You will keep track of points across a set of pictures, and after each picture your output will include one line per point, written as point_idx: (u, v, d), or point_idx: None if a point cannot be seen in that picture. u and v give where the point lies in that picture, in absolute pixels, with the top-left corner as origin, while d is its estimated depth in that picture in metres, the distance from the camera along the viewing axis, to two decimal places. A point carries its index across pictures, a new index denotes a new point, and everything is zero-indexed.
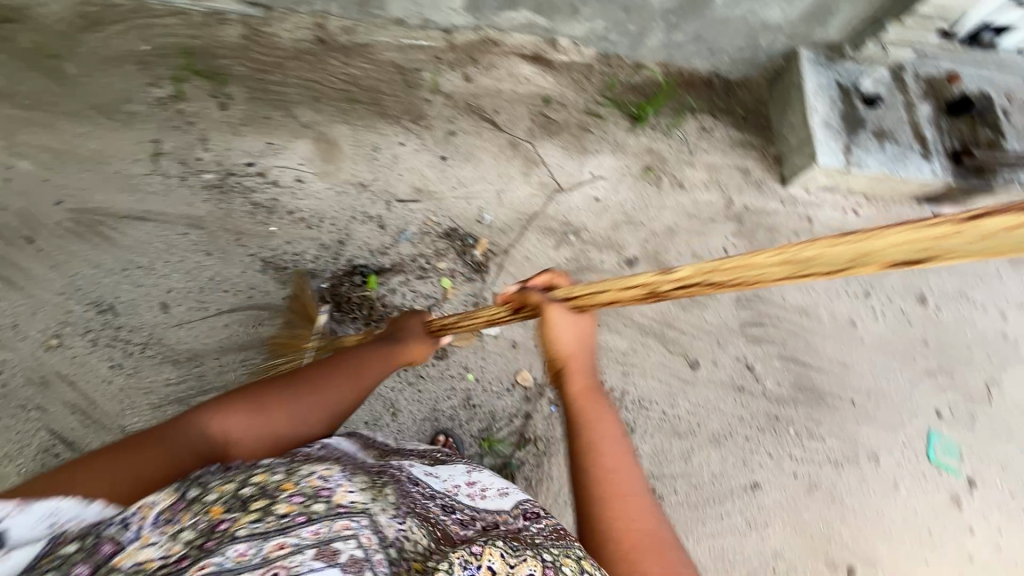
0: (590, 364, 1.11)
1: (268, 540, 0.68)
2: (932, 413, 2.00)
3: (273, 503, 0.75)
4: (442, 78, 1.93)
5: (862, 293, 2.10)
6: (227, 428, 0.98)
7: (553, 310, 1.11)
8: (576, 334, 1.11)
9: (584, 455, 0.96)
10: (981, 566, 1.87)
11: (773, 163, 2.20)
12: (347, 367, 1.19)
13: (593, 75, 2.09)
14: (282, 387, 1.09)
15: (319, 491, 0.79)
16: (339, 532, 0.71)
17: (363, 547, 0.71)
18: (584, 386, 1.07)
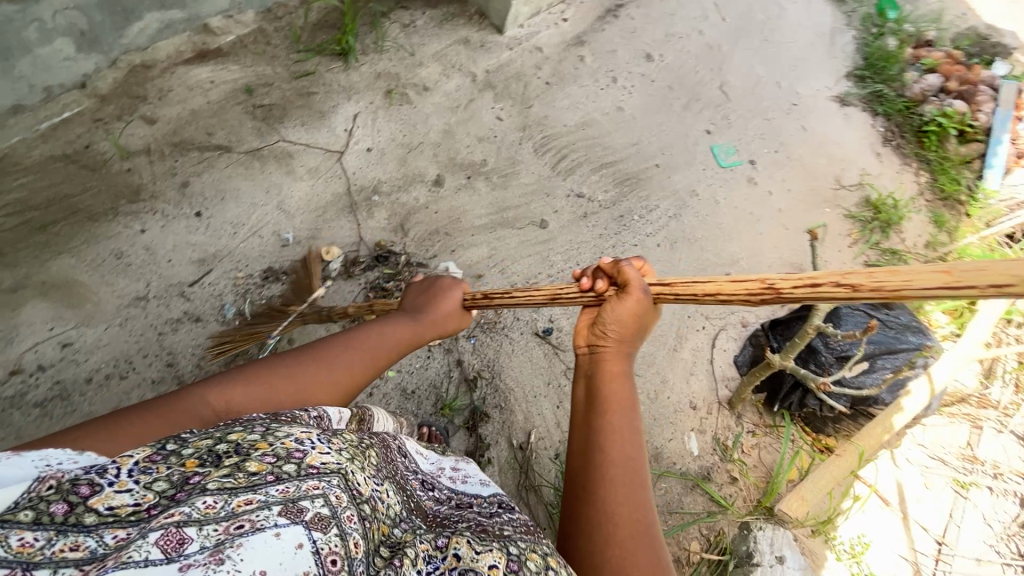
0: (631, 347, 0.94)
1: (237, 496, 0.49)
2: (705, 134, 2.45)
3: (244, 461, 0.53)
4: (123, 135, 1.60)
5: (611, 82, 2.38)
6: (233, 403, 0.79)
7: (636, 289, 0.93)
8: (640, 320, 0.93)
9: (599, 415, 0.84)
10: (792, 208, 2.43)
11: (482, 20, 2.26)
12: (329, 350, 0.96)
13: (273, 37, 1.88)
14: (294, 359, 0.91)
15: (294, 452, 0.56)
16: (307, 491, 0.52)
17: (333, 504, 0.53)
18: (617, 369, 0.90)
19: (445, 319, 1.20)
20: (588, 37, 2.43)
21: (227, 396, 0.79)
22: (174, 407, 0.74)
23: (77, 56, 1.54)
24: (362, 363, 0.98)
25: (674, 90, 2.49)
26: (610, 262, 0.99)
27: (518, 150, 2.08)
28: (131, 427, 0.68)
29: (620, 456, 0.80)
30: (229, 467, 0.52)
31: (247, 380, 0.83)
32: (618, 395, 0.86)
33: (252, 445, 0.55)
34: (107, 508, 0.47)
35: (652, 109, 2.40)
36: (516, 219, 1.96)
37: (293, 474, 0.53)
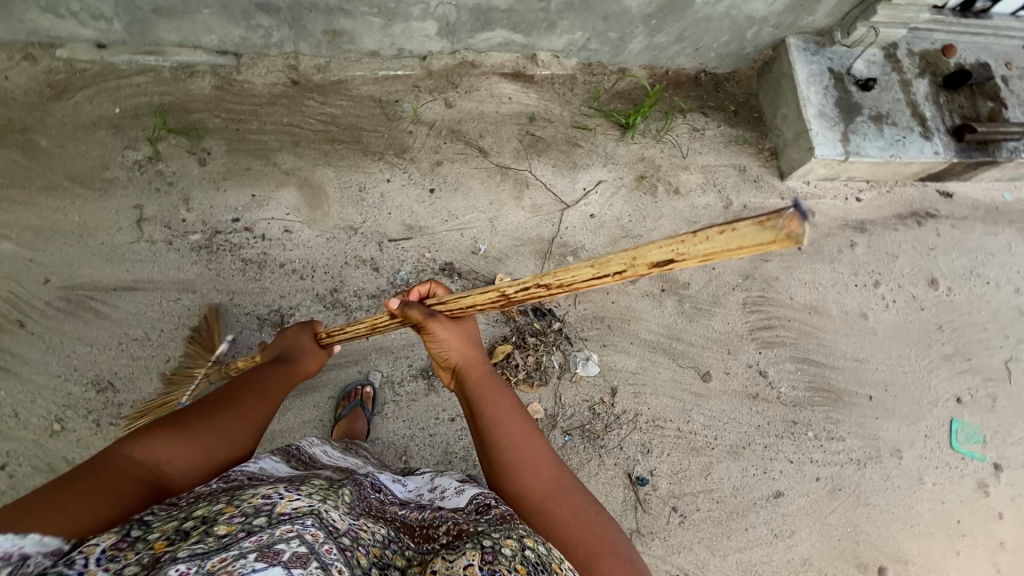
0: (477, 350, 1.10)
1: (208, 558, 0.60)
2: (953, 400, 1.97)
3: (212, 526, 0.67)
4: (423, 106, 1.88)
5: (870, 284, 2.06)
6: (154, 458, 0.83)
7: (433, 323, 1.08)
8: (460, 336, 1.10)
9: (488, 444, 0.95)
10: (1013, 550, 1.85)
11: (769, 158, 2.14)
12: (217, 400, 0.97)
13: (578, 86, 2.03)
14: (199, 411, 0.93)
15: (260, 506, 0.70)
16: (280, 535, 0.64)
17: (309, 543, 0.65)
18: (486, 379, 1.04)
19: (306, 358, 1.26)
20: (873, 228, 2.15)
21: (145, 451, 0.83)
22: (101, 472, 0.77)
23: (433, 38, 1.80)
24: (264, 408, 1.03)
25: (943, 333, 2.06)
26: (398, 304, 1.14)
27: (727, 294, 1.92)
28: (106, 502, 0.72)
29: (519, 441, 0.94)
30: (198, 535, 0.65)
31: (160, 433, 0.86)
32: (493, 411, 0.98)
33: (220, 511, 0.69)
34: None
35: (901, 337, 2.02)
36: (682, 355, 1.81)
37: (263, 525, 0.66)
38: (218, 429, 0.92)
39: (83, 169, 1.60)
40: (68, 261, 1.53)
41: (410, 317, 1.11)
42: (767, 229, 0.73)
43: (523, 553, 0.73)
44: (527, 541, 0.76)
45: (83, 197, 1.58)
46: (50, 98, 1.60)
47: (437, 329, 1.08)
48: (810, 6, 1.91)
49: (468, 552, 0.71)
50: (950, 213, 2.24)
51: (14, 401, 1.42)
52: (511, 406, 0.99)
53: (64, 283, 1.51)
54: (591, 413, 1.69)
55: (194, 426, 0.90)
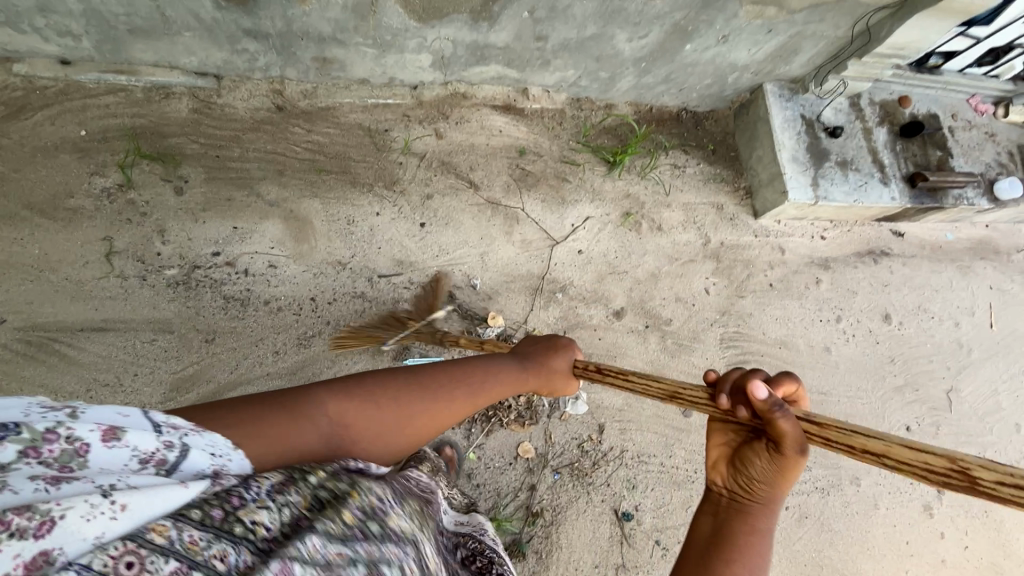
0: (782, 502, 0.87)
1: (332, 545, 0.60)
2: (902, 428, 2.15)
3: (341, 508, 0.65)
4: (414, 137, 1.84)
5: (834, 319, 2.20)
6: (347, 420, 0.85)
7: (790, 446, 0.86)
8: (755, 447, 0.95)
9: (708, 557, 0.80)
10: (953, 566, 2.04)
11: (745, 197, 2.24)
12: (417, 383, 0.96)
13: (566, 121, 2.05)
14: (398, 379, 0.94)
15: (376, 509, 0.69)
16: (387, 559, 0.65)
17: None
18: (757, 523, 0.84)
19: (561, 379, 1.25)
20: (836, 265, 2.28)
21: (343, 406, 0.86)
22: (305, 413, 0.81)
23: (426, 69, 1.77)
24: (465, 401, 1.01)
25: (895, 365, 2.23)
26: (765, 399, 0.87)
27: (705, 330, 2.01)
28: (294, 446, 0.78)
29: (755, 552, 0.81)
30: (331, 514, 0.64)
31: (361, 391, 0.89)
32: (750, 553, 0.81)
33: (348, 495, 0.68)
34: (250, 522, 0.59)
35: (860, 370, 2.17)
36: None
37: (376, 536, 0.66)
38: (409, 412, 0.92)
39: (44, 197, 1.47)
40: (27, 300, 1.42)
41: (756, 408, 0.89)
42: None
43: None
44: None
45: (44, 228, 1.46)
46: (6, 118, 1.47)
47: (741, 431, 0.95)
48: (786, 56, 1.99)
49: None
50: (901, 251, 2.41)
51: None
52: (762, 569, 0.80)
53: (22, 323, 1.41)
54: (580, 450, 1.73)
55: (386, 399, 0.90)
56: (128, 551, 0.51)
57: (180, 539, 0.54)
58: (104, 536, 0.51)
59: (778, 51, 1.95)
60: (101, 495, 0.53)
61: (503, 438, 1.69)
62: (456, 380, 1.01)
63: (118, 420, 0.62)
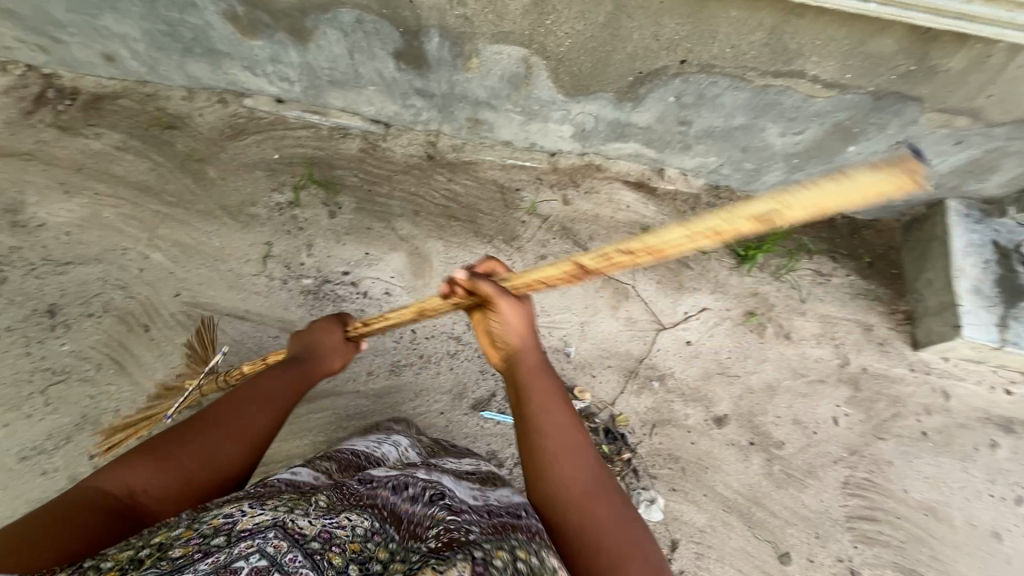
0: (535, 353, 1.06)
1: None
2: None
3: (167, 549, 0.67)
4: (541, 200, 1.92)
5: (1011, 499, 1.73)
6: (128, 482, 0.87)
7: (501, 301, 1.02)
8: (518, 316, 1.04)
9: (538, 460, 0.95)
10: None
11: (903, 322, 1.92)
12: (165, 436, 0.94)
13: (699, 206, 1.97)
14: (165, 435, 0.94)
15: (219, 526, 0.71)
16: (239, 552, 0.65)
17: (268, 556, 0.65)
18: (548, 403, 0.98)
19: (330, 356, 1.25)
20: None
21: (124, 477, 0.87)
22: (73, 506, 0.81)
23: (566, 139, 1.84)
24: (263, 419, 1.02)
25: None
26: (464, 276, 1.05)
27: (825, 466, 1.71)
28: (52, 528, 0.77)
29: (550, 418, 0.97)
30: (152, 560, 0.66)
31: (141, 462, 0.89)
32: (544, 425, 0.96)
33: (177, 534, 0.70)
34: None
35: None
36: (759, 524, 1.63)
37: (221, 544, 0.67)
38: (216, 438, 0.95)
39: (234, 202, 1.79)
40: (199, 281, 1.70)
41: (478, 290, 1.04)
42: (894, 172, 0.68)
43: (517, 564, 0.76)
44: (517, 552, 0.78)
45: (227, 227, 1.76)
46: (228, 137, 1.84)
47: (503, 310, 1.03)
48: (979, 172, 1.72)
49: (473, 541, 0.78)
50: None
51: (120, 399, 1.57)
52: (568, 424, 0.97)
53: (190, 299, 1.68)
54: None
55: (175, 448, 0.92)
56: None
57: None
58: None
59: (969, 166, 1.70)
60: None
61: None
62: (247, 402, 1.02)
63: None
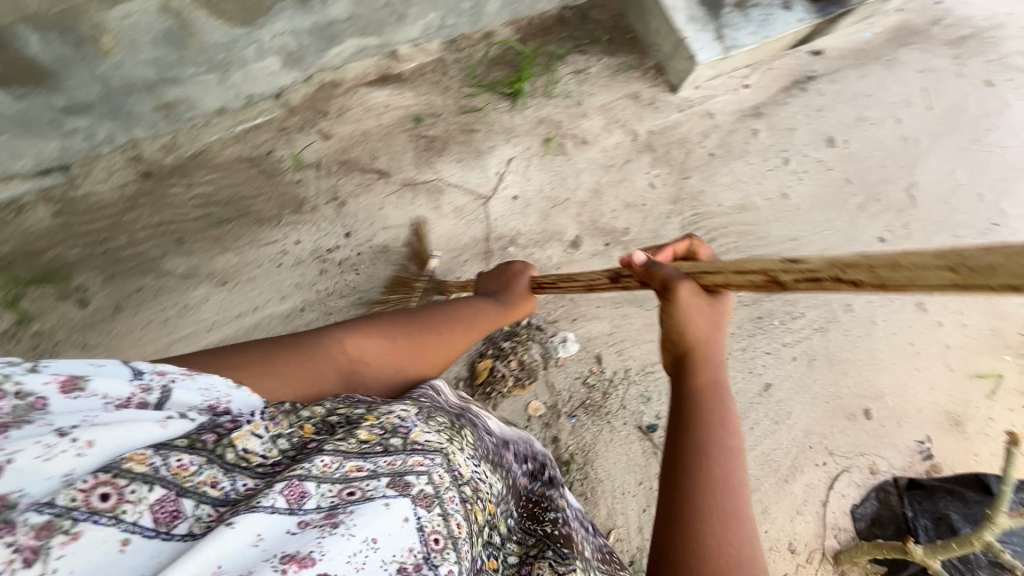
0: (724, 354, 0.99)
1: (348, 459, 0.70)
2: (877, 242, 2.17)
3: (356, 429, 0.76)
4: (301, 149, 1.70)
5: (781, 163, 2.18)
6: (361, 351, 1.01)
7: (684, 290, 0.97)
8: (716, 317, 0.99)
9: (698, 415, 0.90)
10: (957, 348, 2.13)
11: (657, 76, 2.13)
12: (376, 329, 1.06)
13: (450, 67, 1.90)
14: (383, 328, 1.08)
15: (397, 426, 0.78)
16: (412, 466, 0.72)
17: (433, 484, 0.71)
18: (708, 376, 0.96)
19: (473, 306, 1.27)
20: (767, 109, 2.23)
21: (355, 343, 1.01)
22: (323, 359, 0.96)
23: (281, 71, 1.59)
24: (425, 338, 1.11)
25: (853, 184, 2.23)
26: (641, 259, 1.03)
27: (664, 224, 1.96)
28: (270, 372, 0.88)
29: (712, 409, 0.91)
30: (343, 433, 0.75)
31: (353, 339, 1.02)
32: (718, 403, 0.92)
33: (362, 417, 0.79)
34: (242, 449, 0.69)
35: (821, 201, 2.17)
36: (646, 298, 1.87)
37: (399, 448, 0.74)
38: (394, 349, 1.05)
39: None
40: None
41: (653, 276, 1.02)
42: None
43: None
44: None
45: None
46: None
47: (688, 304, 0.97)
48: None
49: None
50: (825, 70, 2.36)
51: None
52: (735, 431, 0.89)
53: None
54: (590, 385, 1.74)
55: (345, 344, 1.01)
56: (100, 482, 0.57)
57: (164, 463, 0.62)
58: (71, 472, 0.57)
59: None
60: (58, 434, 0.58)
61: (508, 407, 1.68)
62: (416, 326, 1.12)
63: (86, 372, 0.66)
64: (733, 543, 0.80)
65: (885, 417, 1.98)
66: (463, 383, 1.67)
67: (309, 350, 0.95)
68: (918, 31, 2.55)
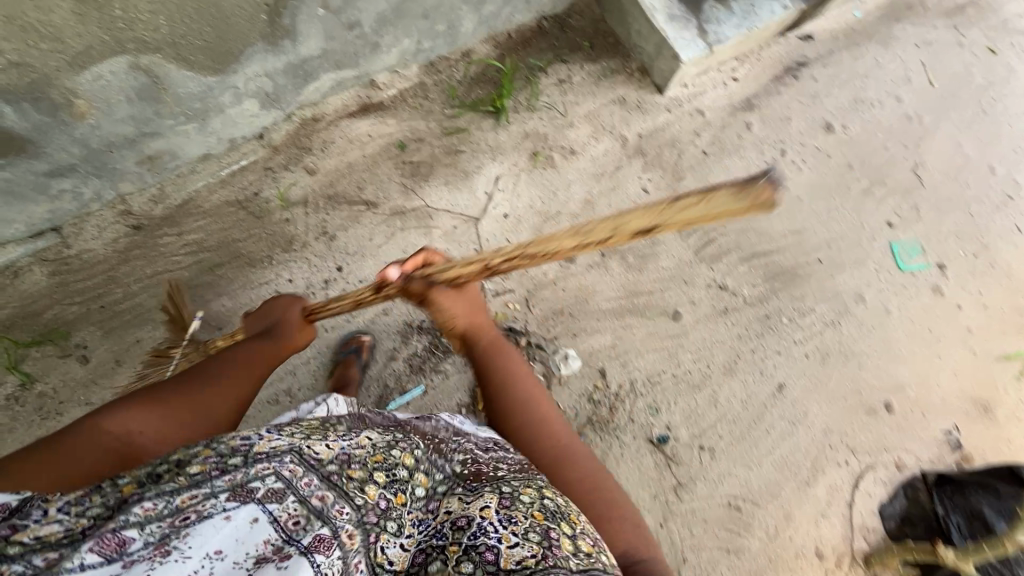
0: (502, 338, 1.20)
1: (178, 494, 0.65)
2: (886, 227, 2.09)
3: (185, 465, 0.69)
4: (287, 186, 1.70)
5: (778, 155, 2.12)
6: (130, 425, 0.92)
7: (439, 294, 1.09)
8: (466, 306, 1.14)
9: (511, 399, 1.10)
10: (979, 331, 2.04)
11: (642, 78, 2.09)
12: (162, 393, 0.99)
13: (431, 91, 1.89)
14: (167, 389, 1.01)
15: (236, 446, 0.72)
16: (255, 473, 0.68)
17: (283, 478, 0.69)
18: (506, 363, 1.14)
19: (291, 334, 1.19)
20: (759, 101, 2.18)
21: (123, 420, 0.92)
22: (85, 441, 0.87)
23: (261, 113, 1.60)
24: (223, 393, 1.05)
25: (855, 169, 2.16)
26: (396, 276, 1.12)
27: None
28: (39, 479, 0.76)
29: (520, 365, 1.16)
30: (168, 478, 0.67)
31: (136, 405, 0.95)
32: (514, 376, 1.13)
33: (195, 454, 0.70)
34: (38, 536, 0.61)
35: (823, 190, 2.10)
36: (647, 306, 1.82)
37: (239, 463, 0.69)
38: (182, 411, 0.98)
39: None
40: None
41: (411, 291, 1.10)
42: (743, 198, 0.82)
43: (544, 501, 0.81)
44: (544, 489, 0.85)
45: None
46: None
47: (442, 300, 1.10)
48: None
49: (486, 494, 0.80)
50: (817, 54, 2.30)
51: None
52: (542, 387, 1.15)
53: None
54: (596, 400, 1.71)
55: (135, 405, 0.95)
56: None
57: None
58: None
59: None
60: None
61: None
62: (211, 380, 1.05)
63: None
64: (611, 519, 0.96)
65: (908, 410, 1.90)
66: (466, 409, 1.63)
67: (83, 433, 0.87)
68: (912, 5, 2.46)
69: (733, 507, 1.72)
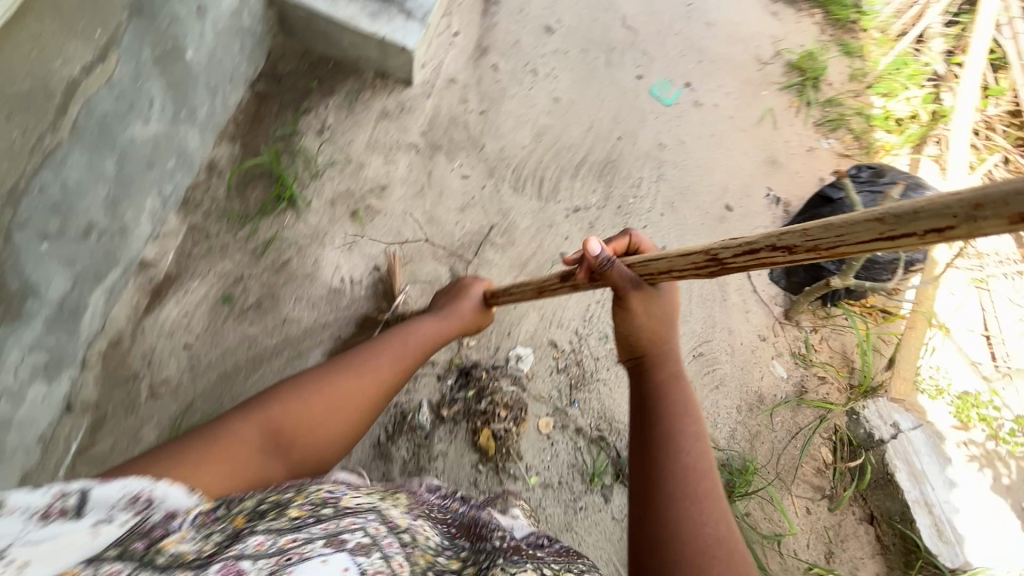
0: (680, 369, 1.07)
1: (281, 535, 0.68)
2: (639, 81, 2.41)
3: (286, 509, 0.74)
4: (146, 426, 1.44)
5: (533, 75, 2.26)
6: (277, 423, 0.98)
7: (632, 289, 1.08)
8: (671, 315, 1.11)
9: (663, 391, 1.03)
10: (738, 111, 2.52)
11: (385, 82, 2.03)
12: (296, 393, 1.04)
13: (208, 226, 1.66)
14: (302, 387, 1.05)
15: (325, 498, 0.79)
16: (346, 526, 0.73)
17: (370, 534, 0.73)
18: (665, 368, 1.07)
19: (437, 322, 1.38)
20: (487, 41, 2.26)
21: (276, 416, 0.98)
22: (226, 448, 0.89)
23: (54, 385, 1.32)
24: (348, 399, 1.08)
25: (589, 49, 2.41)
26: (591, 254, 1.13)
27: (500, 198, 2.00)
28: (204, 468, 0.84)
29: (677, 389, 1.03)
30: (274, 513, 0.73)
31: (280, 404, 1.01)
32: (673, 389, 1.03)
33: (290, 499, 0.77)
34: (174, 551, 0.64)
35: (580, 81, 2.33)
36: (538, 268, 1.94)
37: (332, 513, 0.75)
38: (315, 417, 1.02)
39: None
40: None
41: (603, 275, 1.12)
42: None
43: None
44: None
45: None
46: None
47: (637, 295, 1.08)
48: None
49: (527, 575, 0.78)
50: None
51: None
52: (702, 442, 0.96)
53: None
54: (562, 367, 1.81)
55: (274, 410, 0.99)
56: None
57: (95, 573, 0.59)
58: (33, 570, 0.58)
59: None
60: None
61: (524, 442, 1.70)
62: (342, 383, 1.09)
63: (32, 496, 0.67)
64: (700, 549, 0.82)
65: (741, 198, 2.33)
66: (481, 463, 1.64)
67: (220, 440, 0.90)
68: None
69: (698, 355, 2.03)
